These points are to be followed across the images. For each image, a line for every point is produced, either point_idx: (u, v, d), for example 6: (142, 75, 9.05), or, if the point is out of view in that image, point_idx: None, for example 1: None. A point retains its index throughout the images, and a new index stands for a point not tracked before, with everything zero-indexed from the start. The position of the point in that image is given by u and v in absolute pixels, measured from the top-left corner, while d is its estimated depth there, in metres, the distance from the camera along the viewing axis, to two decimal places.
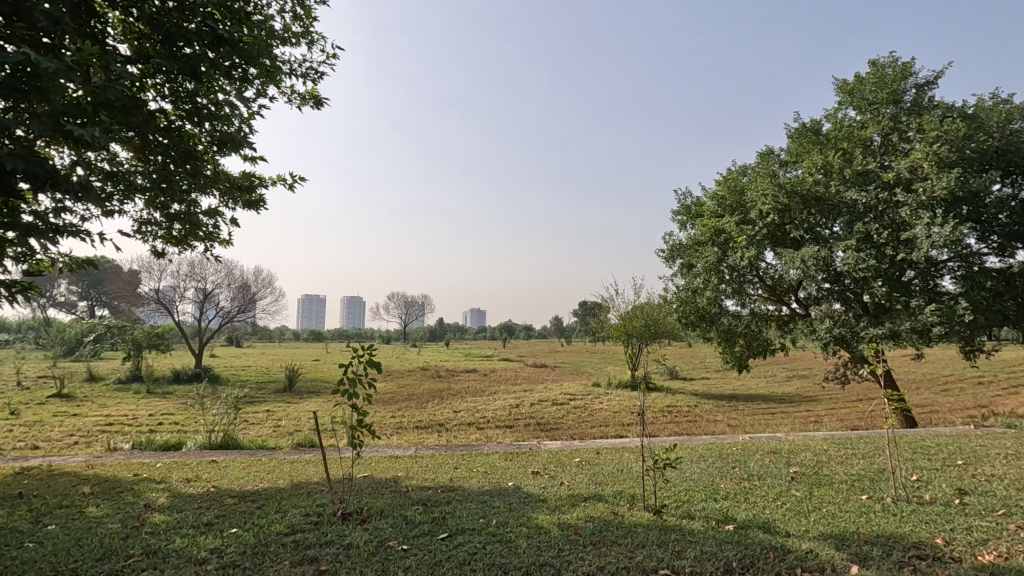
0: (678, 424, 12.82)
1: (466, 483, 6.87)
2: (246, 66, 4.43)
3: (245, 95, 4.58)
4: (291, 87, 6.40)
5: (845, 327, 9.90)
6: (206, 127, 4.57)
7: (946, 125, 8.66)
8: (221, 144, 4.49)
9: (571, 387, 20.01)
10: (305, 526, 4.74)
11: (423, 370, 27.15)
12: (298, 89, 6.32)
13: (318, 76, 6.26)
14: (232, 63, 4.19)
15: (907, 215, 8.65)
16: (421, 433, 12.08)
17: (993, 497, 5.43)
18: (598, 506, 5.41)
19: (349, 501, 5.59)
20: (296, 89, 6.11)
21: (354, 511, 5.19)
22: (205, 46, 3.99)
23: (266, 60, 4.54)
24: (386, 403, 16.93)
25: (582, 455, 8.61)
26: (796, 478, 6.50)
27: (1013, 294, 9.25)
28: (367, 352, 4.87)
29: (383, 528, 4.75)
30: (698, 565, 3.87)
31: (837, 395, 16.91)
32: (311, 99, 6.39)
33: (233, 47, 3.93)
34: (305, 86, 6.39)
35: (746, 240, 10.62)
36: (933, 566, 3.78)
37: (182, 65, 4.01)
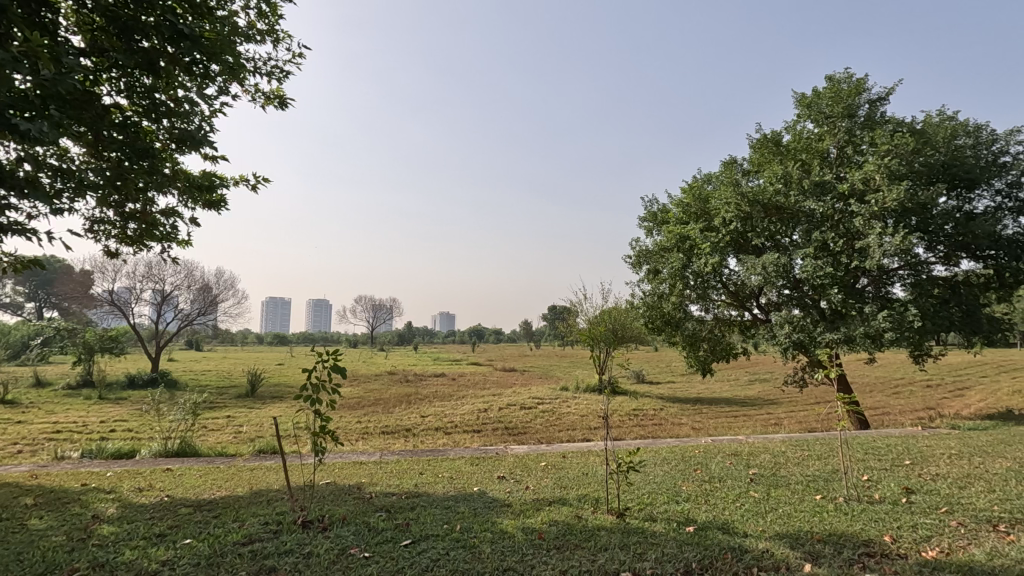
0: (643, 427, 13.02)
1: (432, 488, 6.83)
2: (207, 63, 4.29)
3: (206, 92, 4.44)
4: (255, 86, 6.25)
5: (803, 332, 10.24)
6: (164, 124, 4.44)
7: (896, 140, 9.09)
8: (181, 143, 4.35)
9: (539, 391, 20.11)
10: (263, 535, 4.62)
11: (391, 374, 26.86)
12: (263, 88, 6.17)
13: (284, 74, 6.12)
14: (193, 60, 4.08)
15: (861, 224, 9.03)
16: (387, 438, 11.95)
17: (937, 495, 5.70)
18: (563, 510, 5.44)
19: (311, 509, 5.49)
20: (260, 88, 5.98)
21: (316, 518, 5.09)
22: (163, 40, 3.90)
23: (229, 58, 4.43)
24: (353, 407, 16.68)
25: (548, 459, 8.67)
26: (754, 480, 6.68)
27: (958, 301, 9.75)
28: (332, 357, 4.75)
29: (345, 536, 4.67)
30: (658, 567, 3.94)
31: (795, 398, 17.49)
32: (276, 98, 6.27)
33: (195, 42, 3.82)
34: (270, 85, 6.26)
35: (710, 246, 10.87)
36: (881, 563, 3.93)
37: (140, 59, 3.88)
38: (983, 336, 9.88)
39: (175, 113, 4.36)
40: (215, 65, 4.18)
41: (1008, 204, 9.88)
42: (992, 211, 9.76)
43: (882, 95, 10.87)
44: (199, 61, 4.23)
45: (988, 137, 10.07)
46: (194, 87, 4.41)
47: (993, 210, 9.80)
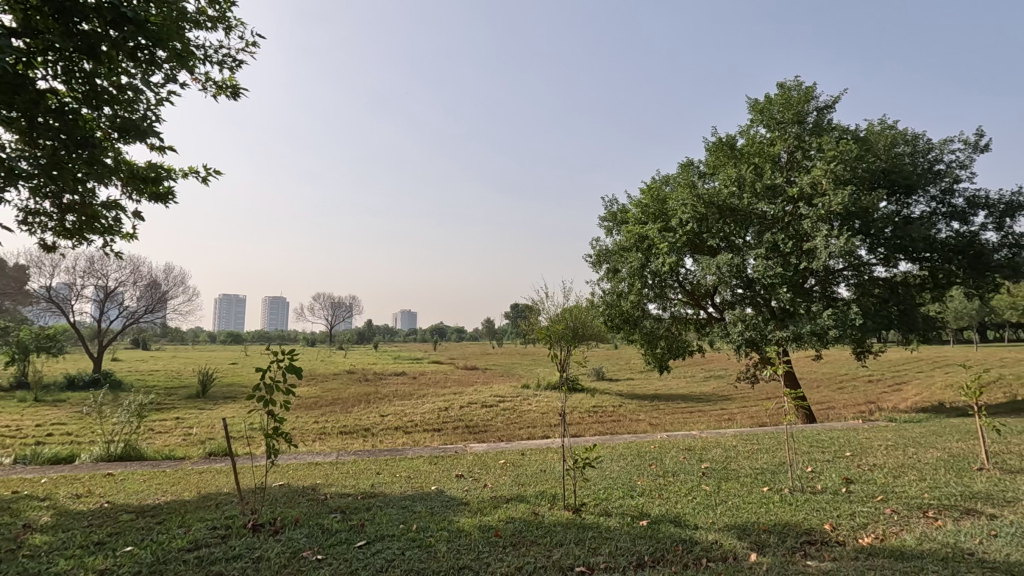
0: (602, 424, 13.21)
1: (388, 488, 6.74)
2: (154, 49, 4.09)
3: (153, 79, 4.23)
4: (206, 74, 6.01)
5: (755, 330, 10.62)
6: (106, 112, 4.20)
7: (841, 147, 9.51)
8: (125, 133, 4.13)
9: (501, 390, 20.11)
10: (210, 541, 4.47)
11: (350, 373, 26.38)
12: (215, 77, 5.93)
13: (236, 63, 5.89)
14: (136, 45, 3.89)
15: (809, 226, 9.43)
16: (345, 439, 11.73)
17: (874, 484, 6.02)
18: (520, 507, 5.47)
19: (263, 512, 5.34)
20: (212, 77, 5.75)
21: (267, 522, 4.96)
22: (105, 24, 3.68)
23: (178, 44, 4.22)
24: (309, 407, 16.30)
25: (507, 457, 8.69)
26: (706, 473, 6.89)
27: (896, 301, 10.28)
28: (288, 356, 4.60)
29: (297, 539, 4.56)
30: (611, 560, 4.01)
31: (748, 394, 18.06)
32: (228, 88, 6.04)
33: (140, 27, 3.63)
34: (222, 73, 6.03)
35: (667, 246, 11.10)
36: (821, 550, 4.12)
37: (79, 44, 3.67)
38: (919, 334, 10.45)
39: (118, 100, 4.12)
40: (162, 51, 3.98)
41: (942, 209, 10.51)
42: (928, 216, 10.35)
43: (829, 103, 11.38)
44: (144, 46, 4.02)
45: (925, 146, 10.68)
46: (139, 73, 4.17)
47: (928, 214, 10.39)
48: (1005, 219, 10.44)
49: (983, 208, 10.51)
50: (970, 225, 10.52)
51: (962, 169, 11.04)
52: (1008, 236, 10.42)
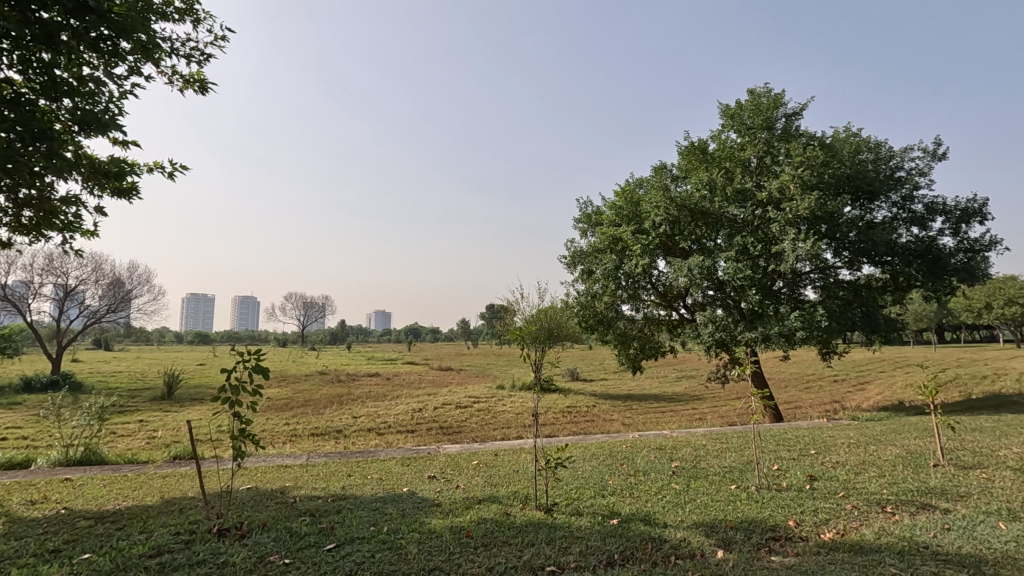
0: (576, 424, 13.29)
1: (359, 490, 6.67)
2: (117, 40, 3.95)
3: (116, 71, 4.08)
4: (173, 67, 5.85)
5: (725, 331, 10.82)
6: (66, 104, 4.04)
7: (808, 153, 9.78)
8: (87, 126, 3.98)
9: (475, 391, 20.08)
10: (173, 546, 4.35)
11: (323, 374, 25.99)
12: (182, 71, 5.78)
13: (204, 57, 5.75)
14: (99, 34, 3.76)
15: (777, 230, 9.67)
16: (316, 440, 11.58)
17: (836, 481, 6.20)
18: (492, 508, 5.47)
19: (228, 516, 5.22)
20: (178, 70, 5.60)
21: (233, 526, 4.85)
22: (65, 12, 3.53)
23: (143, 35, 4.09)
24: (279, 409, 16.00)
25: (480, 458, 8.67)
26: (677, 472, 7.01)
27: (860, 303, 10.59)
28: (255, 356, 4.49)
29: (264, 543, 4.47)
30: (582, 560, 4.04)
31: (718, 395, 18.39)
32: (196, 82, 5.89)
33: (103, 17, 3.50)
34: (189, 67, 5.87)
35: (641, 248, 11.23)
36: (784, 546, 4.24)
37: (37, 33, 3.52)
38: (881, 335, 10.79)
39: (80, 93, 3.97)
40: (127, 42, 3.84)
41: (902, 215, 10.88)
42: (889, 221, 10.71)
43: (796, 109, 11.67)
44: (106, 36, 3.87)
45: (887, 153, 11.05)
46: (103, 65, 4.03)
47: (890, 219, 10.75)
48: (961, 225, 10.87)
49: (941, 213, 10.92)
50: (928, 231, 10.93)
51: (921, 175, 11.45)
52: (964, 241, 10.86)
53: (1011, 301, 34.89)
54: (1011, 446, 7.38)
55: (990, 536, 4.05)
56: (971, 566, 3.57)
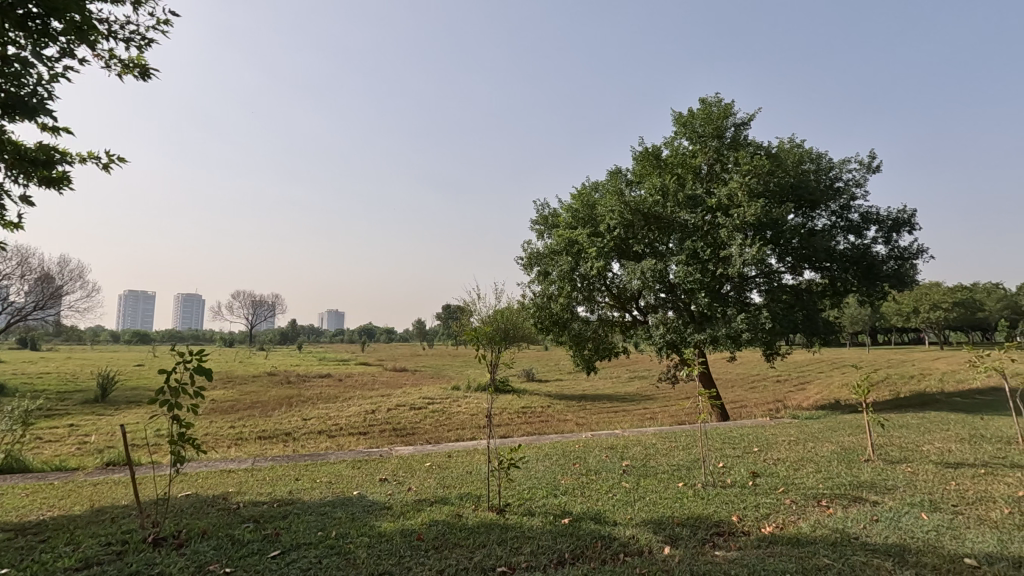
0: (531, 424, 13.33)
1: (307, 495, 6.48)
2: (48, 19, 3.68)
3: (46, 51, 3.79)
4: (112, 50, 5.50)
5: (675, 332, 11.12)
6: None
7: (755, 162, 10.17)
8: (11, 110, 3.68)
9: (430, 391, 19.91)
10: (103, 558, 4.09)
11: (272, 375, 25.18)
12: (120, 55, 5.44)
13: (145, 41, 5.44)
14: (27, 12, 3.49)
15: (726, 235, 9.99)
16: (264, 443, 11.19)
17: (776, 477, 6.46)
18: (444, 510, 5.41)
19: (165, 524, 4.95)
20: (118, 54, 5.27)
21: (171, 535, 4.61)
22: None
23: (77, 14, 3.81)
24: (225, 411, 15.39)
25: (433, 459, 8.60)
26: (627, 471, 7.13)
27: (801, 306, 11.08)
28: (197, 356, 4.25)
29: (204, 551, 4.27)
30: (532, 559, 4.04)
31: (668, 394, 18.91)
32: (137, 67, 5.56)
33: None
34: (128, 50, 5.54)
35: (596, 251, 11.41)
36: (728, 541, 4.37)
37: None
38: (820, 337, 11.31)
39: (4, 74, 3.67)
40: (58, 22, 3.58)
41: (840, 223, 11.47)
42: (829, 229, 11.25)
43: (745, 119, 12.11)
44: (35, 15, 3.59)
45: (827, 164, 11.62)
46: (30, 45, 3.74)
47: (829, 227, 11.29)
48: (892, 234, 11.55)
49: (875, 223, 11.57)
50: (863, 239, 11.56)
51: (857, 186, 12.09)
52: (895, 249, 11.55)
53: (936, 306, 37.44)
54: (934, 441, 7.88)
55: (914, 526, 4.30)
56: (896, 555, 3.77)
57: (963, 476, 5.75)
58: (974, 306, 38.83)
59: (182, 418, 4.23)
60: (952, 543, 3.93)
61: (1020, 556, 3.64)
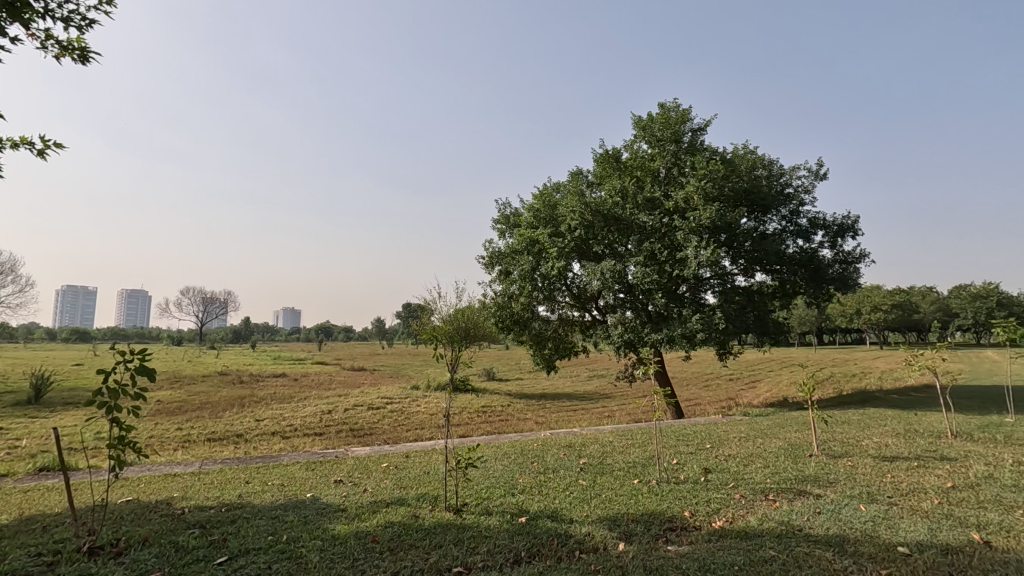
0: (490, 423, 13.29)
1: (257, 498, 6.26)
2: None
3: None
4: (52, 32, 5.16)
5: (633, 332, 11.31)
6: None
7: (710, 166, 10.45)
8: None
9: (389, 391, 19.62)
10: (31, 570, 3.82)
11: (223, 374, 24.29)
12: (60, 37, 5.11)
13: (88, 23, 5.12)
14: None
15: (682, 237, 10.23)
16: (213, 446, 10.76)
17: (727, 472, 6.64)
18: (400, 511, 5.32)
19: (102, 531, 4.67)
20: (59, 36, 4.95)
21: (108, 543, 4.37)
22: None
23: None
24: (171, 413, 14.74)
25: (390, 459, 8.46)
26: (584, 468, 7.19)
27: (753, 307, 11.44)
28: (139, 357, 4.00)
29: (144, 559, 4.05)
30: (488, 559, 4.01)
31: (626, 393, 19.22)
32: (78, 50, 5.23)
33: None
34: (69, 33, 5.20)
35: (557, 251, 11.48)
36: (680, 536, 4.46)
37: None
38: (770, 337, 11.71)
39: None
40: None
41: (790, 228, 11.91)
42: (779, 233, 11.66)
43: (702, 125, 12.41)
44: None
45: (778, 171, 12.05)
46: None
47: (779, 231, 11.70)
48: (837, 239, 12.08)
49: (822, 228, 12.07)
50: (811, 243, 12.04)
51: (806, 192, 12.58)
52: (840, 253, 12.08)
53: (876, 308, 39.53)
54: (873, 436, 8.29)
55: (853, 518, 4.50)
56: (837, 545, 3.93)
57: (898, 469, 6.06)
58: (910, 308, 41.15)
59: (121, 420, 4.00)
60: (887, 532, 4.12)
61: (947, 543, 3.85)
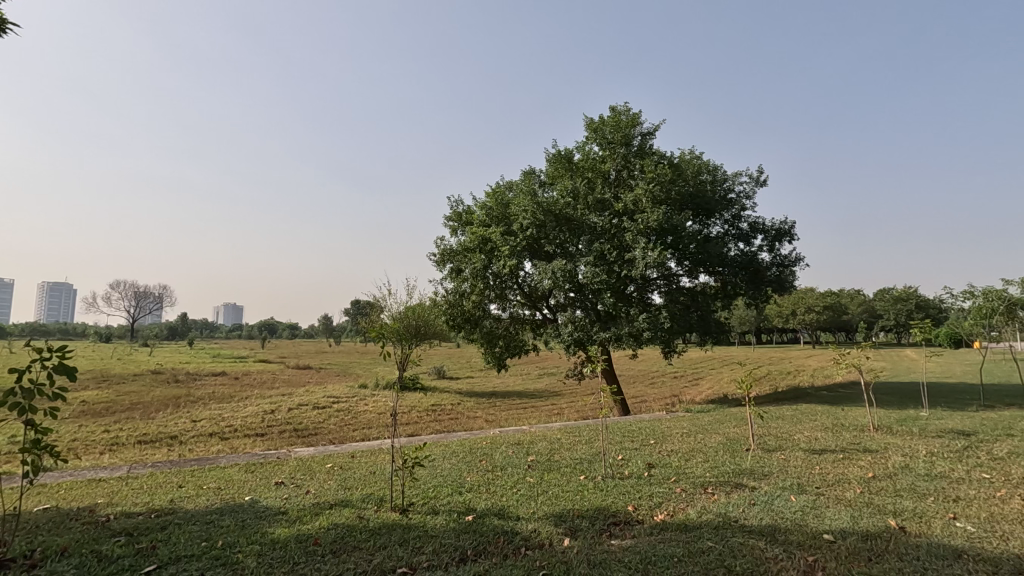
0: (440, 422, 13.18)
1: (190, 502, 5.96)
2: None
3: None
4: None
5: (582, 330, 11.48)
6: None
7: (658, 170, 10.74)
8: None
9: (336, 390, 19.13)
10: None
11: (157, 373, 23.00)
12: None
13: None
14: None
15: (630, 239, 10.46)
16: (143, 448, 10.16)
17: (669, 467, 6.84)
18: (343, 512, 5.18)
19: (13, 543, 4.31)
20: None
21: (20, 555, 4.03)
22: None
23: None
24: (97, 414, 13.81)
25: (335, 460, 8.25)
26: (532, 466, 7.24)
27: (696, 307, 11.83)
28: (59, 354, 3.69)
29: (61, 572, 3.77)
30: (434, 558, 3.97)
31: (575, 391, 19.50)
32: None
33: None
34: None
35: (508, 250, 11.48)
36: (623, 530, 4.55)
37: None
38: (712, 336, 12.15)
39: None
40: None
41: (732, 232, 12.39)
42: (721, 236, 12.11)
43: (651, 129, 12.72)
44: None
45: (721, 176, 12.52)
46: None
47: (722, 235, 12.16)
48: (775, 243, 12.65)
49: (761, 232, 12.63)
50: (751, 246, 12.56)
51: (747, 198, 13.12)
52: (777, 257, 12.68)
53: (810, 309, 41.82)
54: (803, 430, 8.74)
55: (784, 508, 4.72)
56: (770, 535, 4.11)
57: (825, 461, 6.41)
58: (840, 309, 43.73)
59: (34, 422, 3.70)
60: (814, 521, 4.35)
61: (867, 530, 4.11)
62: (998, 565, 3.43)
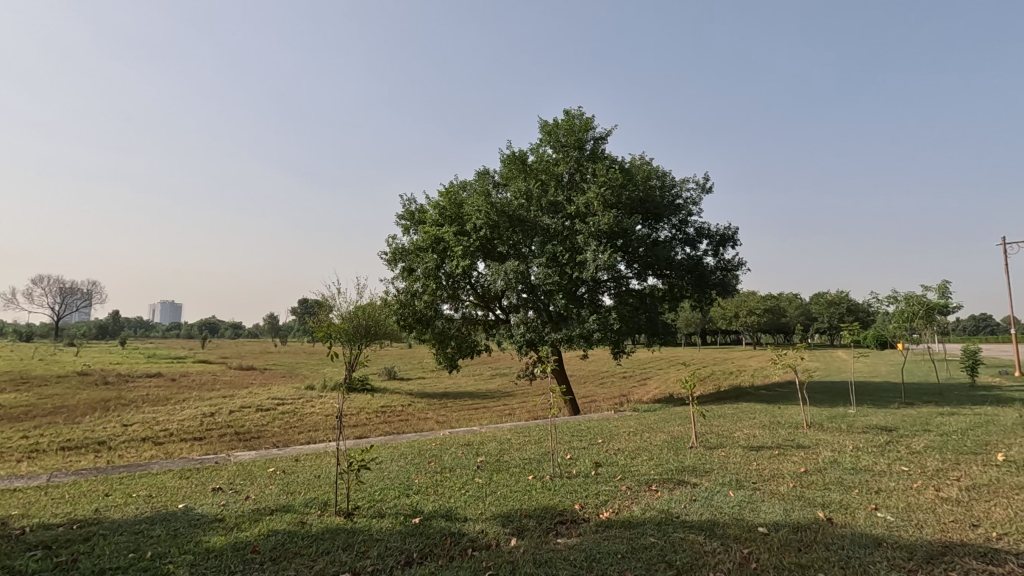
0: (389, 423, 12.94)
1: (118, 512, 5.61)
2: None
3: None
4: None
5: (534, 331, 11.54)
6: None
7: (609, 175, 10.93)
8: None
9: (281, 391, 18.48)
10: None
11: (85, 374, 21.59)
12: None
13: None
14: None
15: (582, 241, 10.60)
16: (66, 455, 9.49)
17: (616, 466, 6.96)
18: (285, 518, 5.00)
19: None
20: None
21: None
22: None
23: None
24: (14, 418, 12.81)
25: (277, 464, 7.96)
26: (481, 466, 7.22)
27: (645, 309, 12.09)
28: None
29: None
30: (379, 562, 3.88)
31: (527, 391, 19.60)
32: None
33: None
34: None
35: (461, 250, 11.39)
36: (570, 529, 4.60)
37: None
38: (659, 338, 12.45)
39: None
40: None
41: (679, 236, 12.75)
42: (669, 240, 12.44)
43: (603, 134, 12.92)
44: None
45: (670, 182, 12.85)
46: None
47: (669, 239, 12.49)
48: (719, 248, 13.10)
49: (706, 237, 13.06)
50: (697, 251, 12.96)
51: (694, 203, 13.53)
52: (721, 261, 13.13)
53: (751, 312, 43.57)
54: (743, 428, 9.08)
55: (723, 503, 4.89)
56: (709, 530, 4.23)
57: (762, 457, 6.69)
58: (779, 313, 45.76)
59: None
60: (751, 515, 4.53)
61: (798, 522, 4.32)
62: (912, 552, 3.67)
